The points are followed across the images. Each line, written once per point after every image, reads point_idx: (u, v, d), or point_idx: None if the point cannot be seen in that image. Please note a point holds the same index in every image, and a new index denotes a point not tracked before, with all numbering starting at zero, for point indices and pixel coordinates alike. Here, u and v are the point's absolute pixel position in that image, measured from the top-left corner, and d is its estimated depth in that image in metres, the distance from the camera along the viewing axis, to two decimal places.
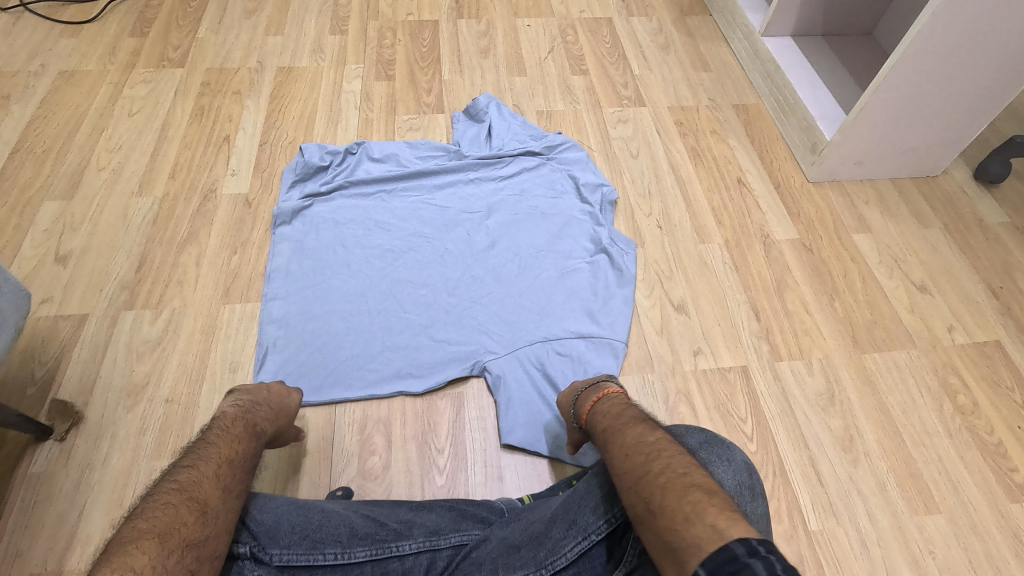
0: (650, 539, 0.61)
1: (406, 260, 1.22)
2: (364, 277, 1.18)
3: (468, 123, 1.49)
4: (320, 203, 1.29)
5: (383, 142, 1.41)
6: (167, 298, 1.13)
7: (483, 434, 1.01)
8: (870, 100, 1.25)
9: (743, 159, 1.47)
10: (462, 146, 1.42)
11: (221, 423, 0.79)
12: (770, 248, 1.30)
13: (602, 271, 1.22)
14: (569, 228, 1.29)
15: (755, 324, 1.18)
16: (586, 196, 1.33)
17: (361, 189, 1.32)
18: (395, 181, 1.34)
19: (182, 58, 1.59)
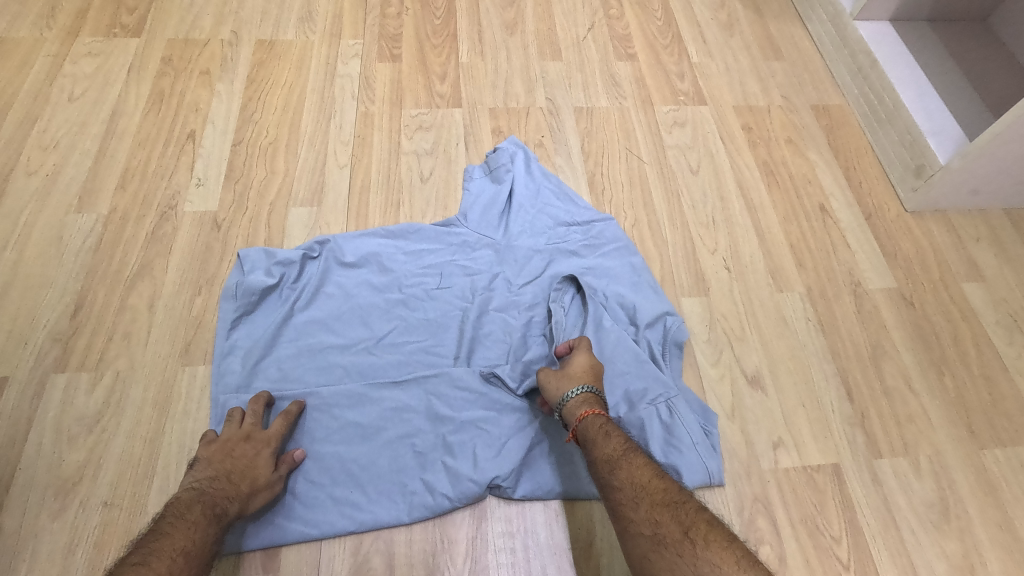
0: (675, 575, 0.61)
1: (401, 441, 0.85)
2: (342, 470, 0.83)
3: (476, 194, 1.09)
4: (272, 347, 0.91)
5: (359, 234, 1.03)
6: (110, 356, 0.89)
7: (512, 558, 0.80)
8: (1014, 122, 0.99)
9: (827, 179, 1.20)
10: (471, 232, 1.05)
11: (175, 507, 0.71)
12: (862, 301, 1.05)
13: (673, 448, 0.86)
14: (625, 377, 0.91)
15: (847, 405, 0.94)
16: (643, 327, 0.96)
17: (331, 325, 0.94)
18: (378, 303, 0.97)
19: (139, 25, 1.28)
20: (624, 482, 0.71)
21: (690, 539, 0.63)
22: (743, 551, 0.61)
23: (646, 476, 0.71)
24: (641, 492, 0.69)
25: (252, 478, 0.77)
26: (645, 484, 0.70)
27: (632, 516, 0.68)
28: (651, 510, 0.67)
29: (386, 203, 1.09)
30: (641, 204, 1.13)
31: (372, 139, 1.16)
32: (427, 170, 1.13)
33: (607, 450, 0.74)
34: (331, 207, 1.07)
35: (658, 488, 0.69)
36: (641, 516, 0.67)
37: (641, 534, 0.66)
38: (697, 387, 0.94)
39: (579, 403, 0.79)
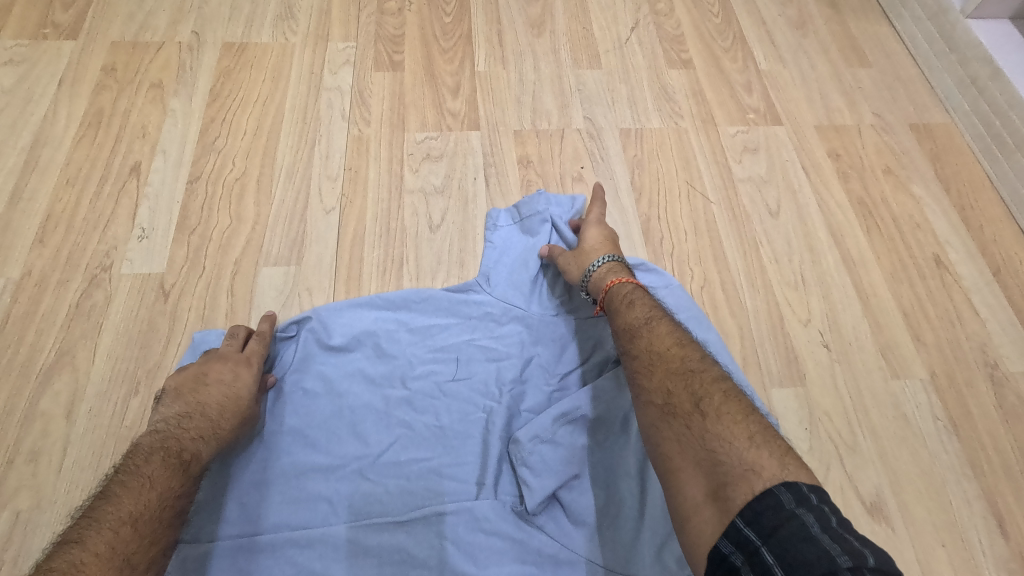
0: (683, 445, 0.54)
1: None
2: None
3: (502, 247, 0.85)
4: (231, 472, 0.67)
5: (349, 304, 0.79)
6: (9, 488, 0.65)
7: None
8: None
9: (940, 221, 0.96)
10: (495, 298, 0.81)
11: (132, 457, 0.60)
12: (1003, 391, 0.81)
13: None
14: None
15: (1001, 544, 0.71)
16: None
17: (311, 435, 0.70)
18: (375, 403, 0.73)
19: (77, 23, 1.03)
20: (641, 350, 0.63)
21: (701, 411, 0.54)
22: (760, 425, 0.51)
23: (665, 344, 0.62)
24: (656, 359, 0.61)
25: (235, 411, 0.67)
26: (663, 353, 0.61)
27: (645, 385, 0.60)
28: (665, 378, 0.59)
29: (385, 259, 0.84)
30: (711, 258, 0.89)
31: (368, 171, 0.92)
32: (438, 214, 0.89)
33: (630, 318, 0.67)
34: (314, 264, 0.83)
35: (675, 356, 0.61)
36: (652, 385, 0.60)
37: (652, 403, 0.59)
38: None
39: (607, 272, 0.74)
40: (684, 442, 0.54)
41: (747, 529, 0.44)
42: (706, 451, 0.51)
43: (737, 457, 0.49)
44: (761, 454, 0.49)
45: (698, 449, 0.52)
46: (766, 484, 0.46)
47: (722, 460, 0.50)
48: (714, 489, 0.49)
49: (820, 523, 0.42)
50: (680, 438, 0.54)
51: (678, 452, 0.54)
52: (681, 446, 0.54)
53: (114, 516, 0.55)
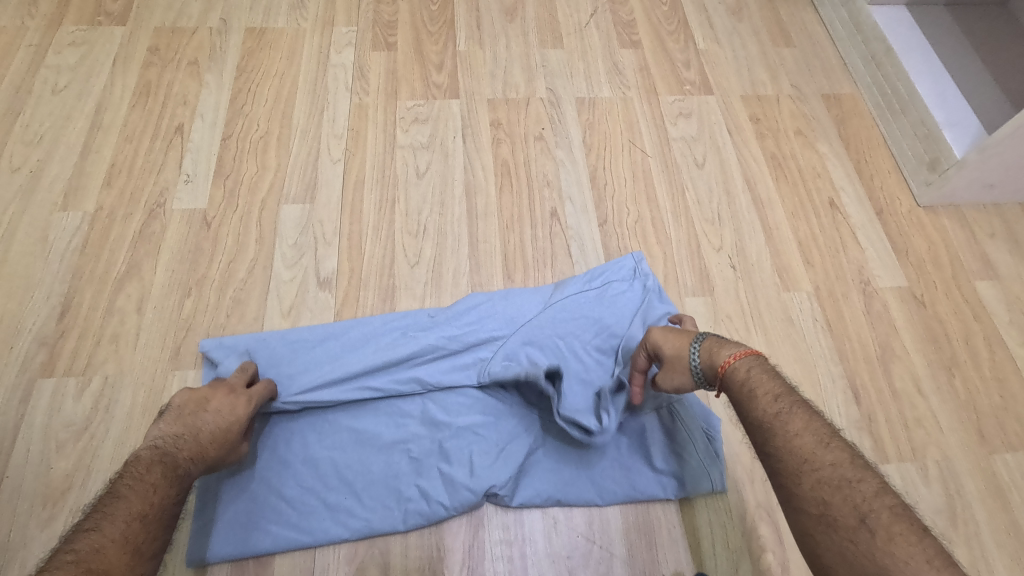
0: (846, 556, 0.51)
1: (396, 447, 0.84)
2: (335, 477, 0.82)
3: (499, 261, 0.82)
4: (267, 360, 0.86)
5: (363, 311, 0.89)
6: (99, 360, 0.87)
7: (509, 566, 0.79)
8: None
9: (838, 172, 1.16)
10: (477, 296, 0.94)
11: (134, 467, 0.66)
12: (872, 300, 1.02)
13: (674, 454, 0.85)
14: None
15: (853, 408, 0.93)
16: None
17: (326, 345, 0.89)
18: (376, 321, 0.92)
19: (124, 13, 1.24)
20: (782, 450, 0.60)
21: (869, 526, 0.51)
22: (937, 544, 0.49)
23: (809, 446, 0.59)
24: (804, 464, 0.58)
25: (220, 441, 0.73)
26: (808, 452, 0.58)
27: (791, 486, 0.58)
28: (814, 483, 0.56)
29: (381, 199, 1.05)
30: (645, 199, 1.10)
31: (367, 132, 1.13)
32: (424, 165, 1.10)
33: (760, 410, 0.64)
34: (324, 203, 1.04)
35: (825, 461, 0.57)
36: (804, 492, 0.56)
37: (803, 511, 0.56)
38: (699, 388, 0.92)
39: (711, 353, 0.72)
40: (851, 558, 0.51)
41: None
42: (877, 568, 0.49)
43: None
44: None
45: (867, 566, 0.50)
46: None
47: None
48: None
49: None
50: (843, 553, 0.52)
51: (845, 570, 0.51)
52: (845, 559, 0.51)
53: (122, 518, 0.61)
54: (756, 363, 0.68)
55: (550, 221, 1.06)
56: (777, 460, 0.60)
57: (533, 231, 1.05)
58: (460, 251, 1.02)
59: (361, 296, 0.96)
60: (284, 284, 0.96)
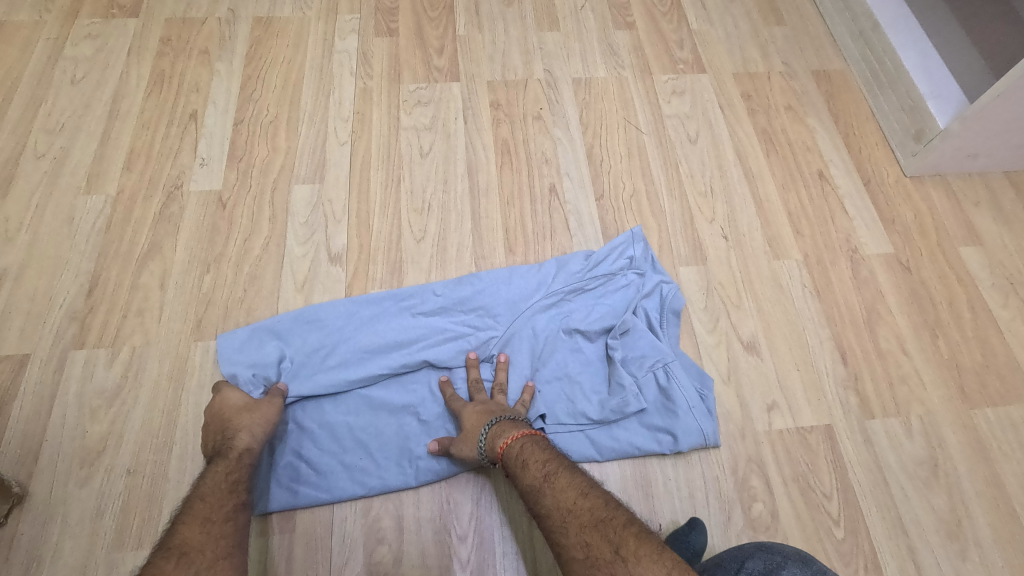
0: None
1: (407, 411, 0.89)
2: (351, 439, 0.87)
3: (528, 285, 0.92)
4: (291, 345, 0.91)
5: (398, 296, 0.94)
6: (127, 332, 0.93)
7: (514, 517, 0.84)
8: (1013, 83, 0.98)
9: (827, 146, 1.20)
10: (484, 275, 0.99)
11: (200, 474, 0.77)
12: (859, 267, 1.06)
13: (670, 411, 0.89)
14: (625, 347, 0.94)
15: (840, 368, 0.97)
16: (643, 300, 0.98)
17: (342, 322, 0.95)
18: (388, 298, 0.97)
19: (137, 5, 1.29)
20: (551, 508, 0.69)
21: (621, 557, 0.62)
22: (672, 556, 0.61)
23: (570, 499, 0.69)
24: (567, 514, 0.68)
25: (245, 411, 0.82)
26: (571, 505, 0.68)
27: (562, 540, 0.67)
28: (578, 531, 0.66)
29: (386, 178, 1.10)
30: (640, 174, 1.14)
31: (372, 115, 1.17)
32: (427, 145, 1.15)
33: (529, 479, 0.73)
34: (332, 183, 1.09)
35: (583, 508, 0.68)
36: (570, 541, 0.66)
37: (574, 559, 0.64)
38: (693, 351, 0.97)
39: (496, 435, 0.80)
40: None
41: None
42: None
43: None
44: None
45: None
46: None
47: None
48: None
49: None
50: None
51: None
52: None
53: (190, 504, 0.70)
54: (525, 439, 0.78)
55: (549, 197, 1.10)
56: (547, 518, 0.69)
57: (532, 206, 1.09)
58: (464, 226, 1.06)
59: (369, 269, 1.01)
60: (297, 260, 1.01)
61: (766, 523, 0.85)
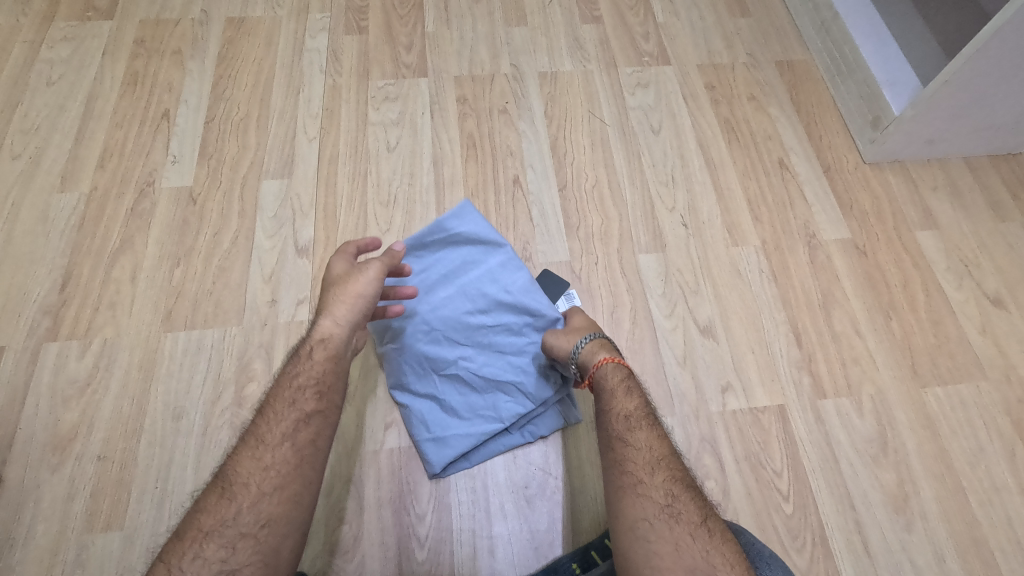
0: (683, 542, 0.64)
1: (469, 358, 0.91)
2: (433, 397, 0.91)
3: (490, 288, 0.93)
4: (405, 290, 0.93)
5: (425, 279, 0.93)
6: (98, 324, 0.96)
7: (472, 496, 0.86)
8: (959, 69, 1.00)
9: (788, 134, 1.22)
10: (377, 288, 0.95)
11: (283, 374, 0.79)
12: (816, 252, 1.09)
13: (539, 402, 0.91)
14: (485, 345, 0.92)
15: (795, 351, 0.99)
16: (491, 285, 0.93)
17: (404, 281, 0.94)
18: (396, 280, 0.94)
19: (112, 8, 1.31)
20: (642, 446, 0.74)
21: (706, 526, 0.66)
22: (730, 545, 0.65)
23: (661, 447, 0.74)
24: (659, 460, 0.72)
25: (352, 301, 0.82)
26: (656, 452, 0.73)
27: (645, 478, 0.70)
28: (668, 481, 0.70)
29: (354, 173, 1.13)
30: (602, 165, 1.16)
31: (340, 111, 1.20)
32: (394, 140, 1.17)
33: (628, 406, 0.78)
34: (301, 178, 1.12)
35: (675, 462, 0.72)
36: (655, 482, 0.70)
37: (650, 497, 0.69)
38: (650, 334, 0.99)
39: (593, 350, 0.84)
40: (682, 546, 0.64)
41: None
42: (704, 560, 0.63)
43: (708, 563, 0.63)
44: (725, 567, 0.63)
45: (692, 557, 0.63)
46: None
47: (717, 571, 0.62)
48: None
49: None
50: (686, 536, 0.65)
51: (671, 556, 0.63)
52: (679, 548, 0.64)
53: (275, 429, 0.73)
54: (623, 367, 0.83)
55: (513, 188, 1.13)
56: (629, 458, 0.73)
57: (497, 198, 1.12)
58: (428, 218, 1.09)
59: None
60: (265, 253, 1.04)
61: (716, 500, 0.87)
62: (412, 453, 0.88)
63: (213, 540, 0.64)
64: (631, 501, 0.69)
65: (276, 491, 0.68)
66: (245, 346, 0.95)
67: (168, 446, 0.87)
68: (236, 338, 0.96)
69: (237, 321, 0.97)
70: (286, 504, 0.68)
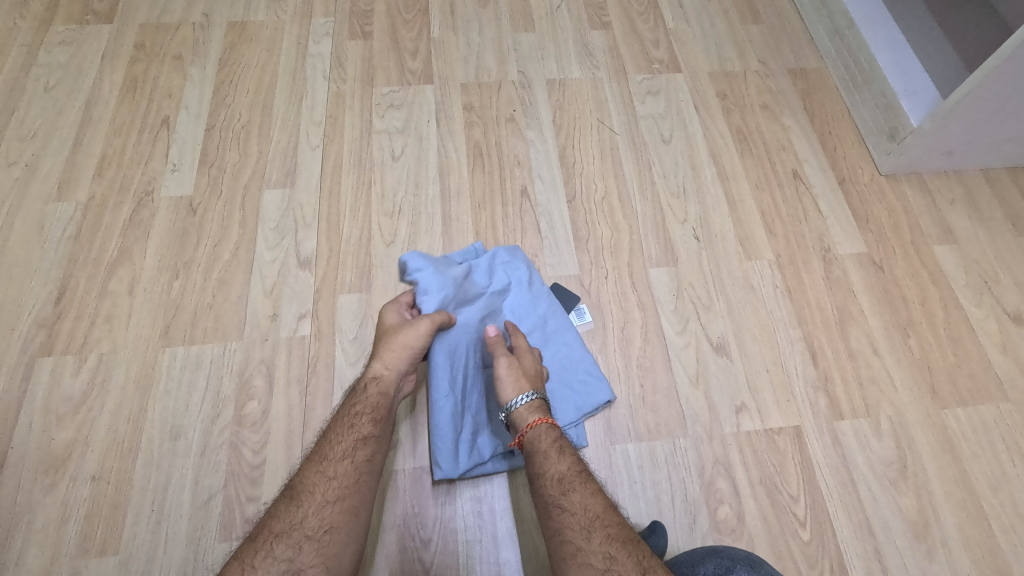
0: None
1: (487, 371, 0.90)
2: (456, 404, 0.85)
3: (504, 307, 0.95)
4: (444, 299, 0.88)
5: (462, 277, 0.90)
6: (94, 339, 0.93)
7: (479, 520, 0.84)
8: (981, 81, 0.97)
9: (801, 144, 1.20)
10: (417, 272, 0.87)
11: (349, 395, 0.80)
12: (831, 267, 1.06)
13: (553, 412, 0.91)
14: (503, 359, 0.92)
15: (810, 369, 0.96)
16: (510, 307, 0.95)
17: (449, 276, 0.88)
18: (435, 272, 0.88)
19: (111, 11, 1.29)
20: (577, 508, 0.69)
21: None
22: None
23: (599, 505, 0.69)
24: (594, 521, 0.68)
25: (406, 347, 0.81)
26: (596, 511, 0.69)
27: (582, 546, 0.67)
28: (605, 542, 0.66)
29: (358, 182, 1.10)
30: (612, 175, 1.14)
31: (344, 118, 1.17)
32: (399, 148, 1.14)
33: (560, 467, 0.73)
34: (303, 188, 1.09)
35: (612, 520, 0.68)
36: (594, 547, 0.66)
37: (590, 565, 0.65)
38: (662, 351, 0.97)
39: (528, 409, 0.79)
40: None
41: None
42: None
43: None
44: None
45: None
46: None
47: None
48: None
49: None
50: None
51: None
52: None
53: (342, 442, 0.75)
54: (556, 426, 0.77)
55: (521, 199, 1.10)
56: (569, 526, 0.69)
57: (504, 209, 1.09)
58: (434, 229, 1.06)
59: (339, 274, 1.01)
60: (266, 265, 1.01)
61: (731, 526, 0.85)
62: (417, 475, 0.86)
63: (282, 542, 0.67)
64: (574, 573, 0.66)
65: (339, 502, 0.71)
66: (246, 362, 0.92)
67: (165, 466, 0.84)
68: (236, 354, 0.93)
69: (238, 336, 0.94)
70: (348, 514, 0.70)
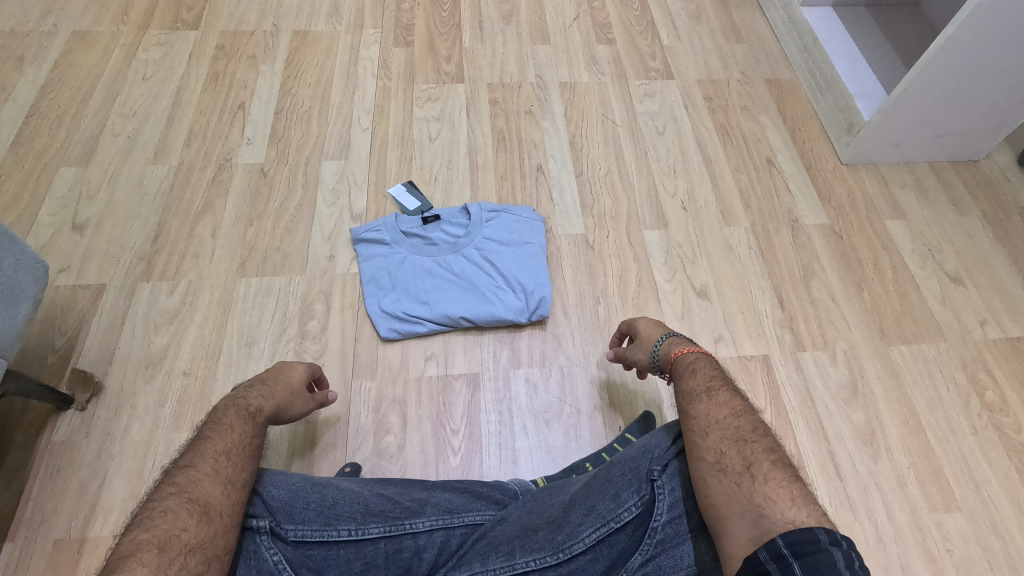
0: (728, 493, 0.59)
1: (429, 273, 1.14)
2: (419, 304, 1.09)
3: (450, 234, 1.19)
4: (508, 295, 1.11)
5: (501, 257, 1.15)
6: (184, 269, 1.13)
7: (499, 417, 1.01)
8: (935, 56, 1.14)
9: (775, 138, 1.41)
10: (529, 289, 1.11)
11: (212, 416, 0.70)
12: (798, 234, 1.25)
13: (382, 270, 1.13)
14: (421, 251, 1.16)
15: (779, 312, 1.15)
16: (455, 231, 1.19)
17: (518, 279, 1.12)
18: (518, 279, 1.12)
19: (197, 20, 1.54)
20: (699, 413, 0.69)
21: (751, 474, 0.60)
22: (800, 489, 0.59)
23: (723, 412, 0.68)
24: (712, 424, 0.67)
25: (285, 385, 0.84)
26: (718, 417, 0.67)
27: (698, 440, 0.66)
28: (719, 440, 0.64)
29: (400, 158, 1.32)
30: (614, 158, 1.35)
31: (390, 108, 1.40)
32: (436, 132, 1.37)
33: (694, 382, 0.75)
34: (356, 160, 1.31)
35: (731, 424, 0.66)
36: (707, 443, 0.65)
37: (701, 458, 0.63)
38: (653, 293, 1.15)
39: (669, 346, 0.87)
40: (731, 495, 0.59)
41: (786, 552, 0.51)
42: (751, 506, 0.57)
43: (779, 513, 0.56)
44: (799, 516, 0.55)
45: (742, 502, 0.58)
46: (807, 527, 0.53)
47: (765, 515, 0.56)
48: (758, 534, 0.55)
49: (847, 561, 0.49)
50: (727, 491, 0.59)
51: (724, 503, 0.59)
52: (728, 497, 0.59)
53: (213, 456, 0.64)
54: (707, 359, 0.79)
55: (537, 174, 1.31)
56: (690, 419, 0.69)
57: (523, 181, 1.30)
58: (463, 196, 1.27)
59: None
60: (324, 218, 1.21)
61: None
62: (444, 381, 1.04)
63: (194, 556, 0.56)
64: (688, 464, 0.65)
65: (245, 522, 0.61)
66: (308, 291, 1.12)
67: (243, 366, 1.03)
68: (300, 284, 1.12)
69: (301, 270, 1.14)
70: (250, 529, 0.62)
